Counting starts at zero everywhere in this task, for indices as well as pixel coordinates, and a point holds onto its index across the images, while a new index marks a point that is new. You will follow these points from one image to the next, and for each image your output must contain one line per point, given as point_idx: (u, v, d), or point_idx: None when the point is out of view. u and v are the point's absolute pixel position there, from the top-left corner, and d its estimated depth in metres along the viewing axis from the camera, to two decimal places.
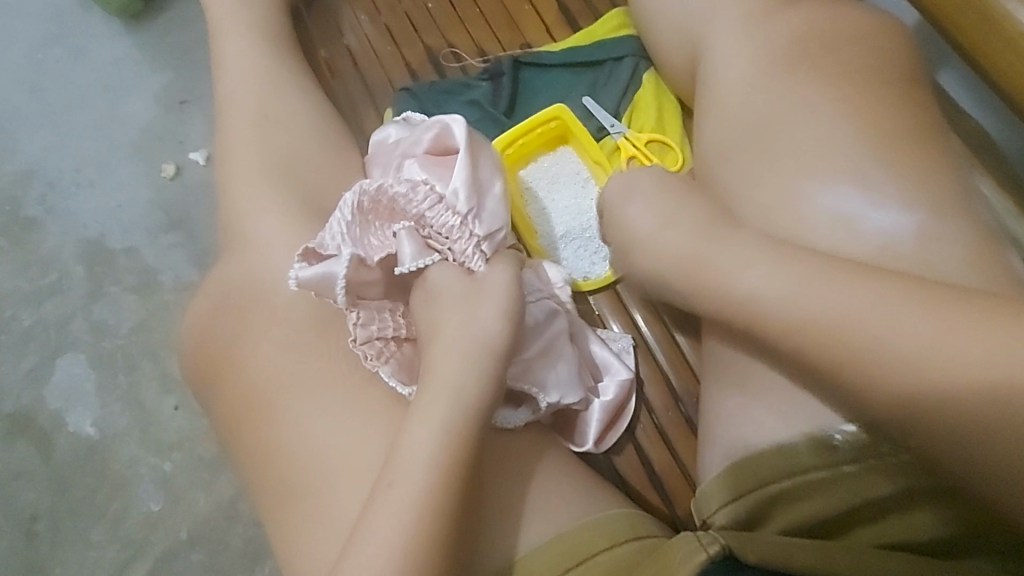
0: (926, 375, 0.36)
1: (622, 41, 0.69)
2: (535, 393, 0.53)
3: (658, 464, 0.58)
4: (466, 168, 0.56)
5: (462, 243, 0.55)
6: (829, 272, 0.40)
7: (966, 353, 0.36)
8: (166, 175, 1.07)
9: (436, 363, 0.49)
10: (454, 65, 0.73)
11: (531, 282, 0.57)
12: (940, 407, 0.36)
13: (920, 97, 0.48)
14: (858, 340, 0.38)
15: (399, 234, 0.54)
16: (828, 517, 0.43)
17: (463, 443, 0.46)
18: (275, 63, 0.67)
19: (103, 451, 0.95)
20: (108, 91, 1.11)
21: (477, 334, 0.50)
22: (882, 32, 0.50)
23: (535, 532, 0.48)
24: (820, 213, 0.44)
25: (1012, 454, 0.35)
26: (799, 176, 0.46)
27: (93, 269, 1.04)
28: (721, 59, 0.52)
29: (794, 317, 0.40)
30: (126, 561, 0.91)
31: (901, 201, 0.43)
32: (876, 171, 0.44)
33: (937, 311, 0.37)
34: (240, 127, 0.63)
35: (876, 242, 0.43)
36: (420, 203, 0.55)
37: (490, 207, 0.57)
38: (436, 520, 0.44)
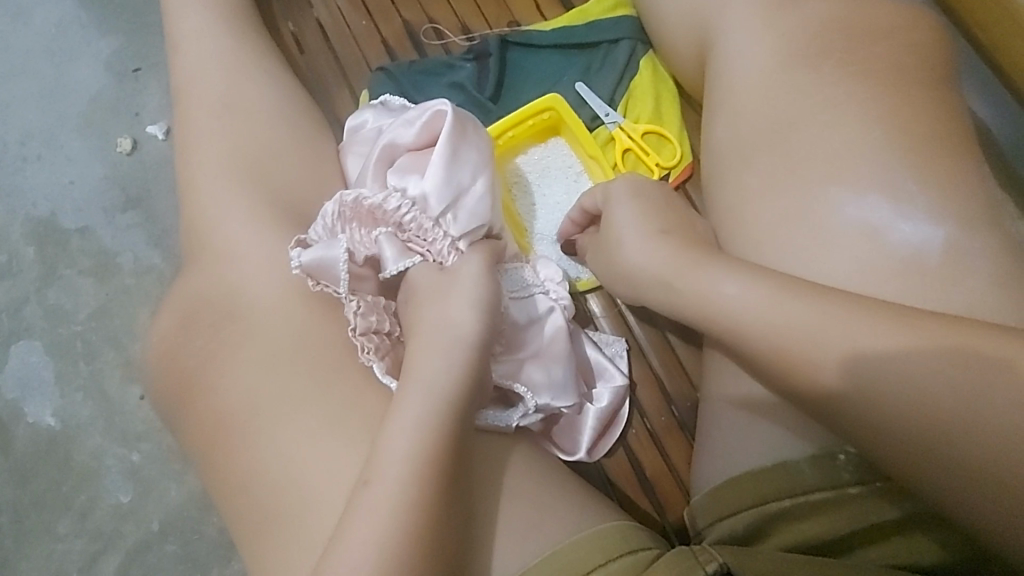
0: (896, 389, 0.37)
1: (618, 22, 0.65)
2: (523, 393, 0.51)
3: (650, 469, 0.56)
4: (440, 166, 0.54)
5: (441, 243, 0.53)
6: (791, 292, 0.40)
7: (926, 366, 0.36)
8: (122, 151, 0.99)
9: (416, 365, 0.46)
10: (435, 42, 0.68)
11: (522, 277, 0.55)
12: (905, 420, 0.36)
13: (942, 97, 0.45)
14: (826, 353, 0.38)
15: (380, 239, 0.52)
16: (828, 536, 0.43)
17: (453, 459, 0.43)
18: (240, 40, 0.62)
19: (66, 443, 0.91)
20: (55, 57, 1.03)
21: (452, 335, 0.46)
22: (898, 21, 0.47)
23: (531, 551, 0.45)
24: (842, 224, 0.43)
25: (984, 465, 0.35)
26: (820, 182, 0.44)
27: (45, 249, 0.97)
28: (729, 53, 0.50)
29: (760, 335, 0.40)
30: (95, 555, 0.88)
31: (930, 211, 0.41)
32: (906, 178, 0.42)
33: (897, 327, 0.37)
34: (205, 111, 0.58)
35: (901, 255, 0.41)
36: (396, 207, 0.53)
37: (469, 205, 0.55)
38: (427, 546, 0.41)
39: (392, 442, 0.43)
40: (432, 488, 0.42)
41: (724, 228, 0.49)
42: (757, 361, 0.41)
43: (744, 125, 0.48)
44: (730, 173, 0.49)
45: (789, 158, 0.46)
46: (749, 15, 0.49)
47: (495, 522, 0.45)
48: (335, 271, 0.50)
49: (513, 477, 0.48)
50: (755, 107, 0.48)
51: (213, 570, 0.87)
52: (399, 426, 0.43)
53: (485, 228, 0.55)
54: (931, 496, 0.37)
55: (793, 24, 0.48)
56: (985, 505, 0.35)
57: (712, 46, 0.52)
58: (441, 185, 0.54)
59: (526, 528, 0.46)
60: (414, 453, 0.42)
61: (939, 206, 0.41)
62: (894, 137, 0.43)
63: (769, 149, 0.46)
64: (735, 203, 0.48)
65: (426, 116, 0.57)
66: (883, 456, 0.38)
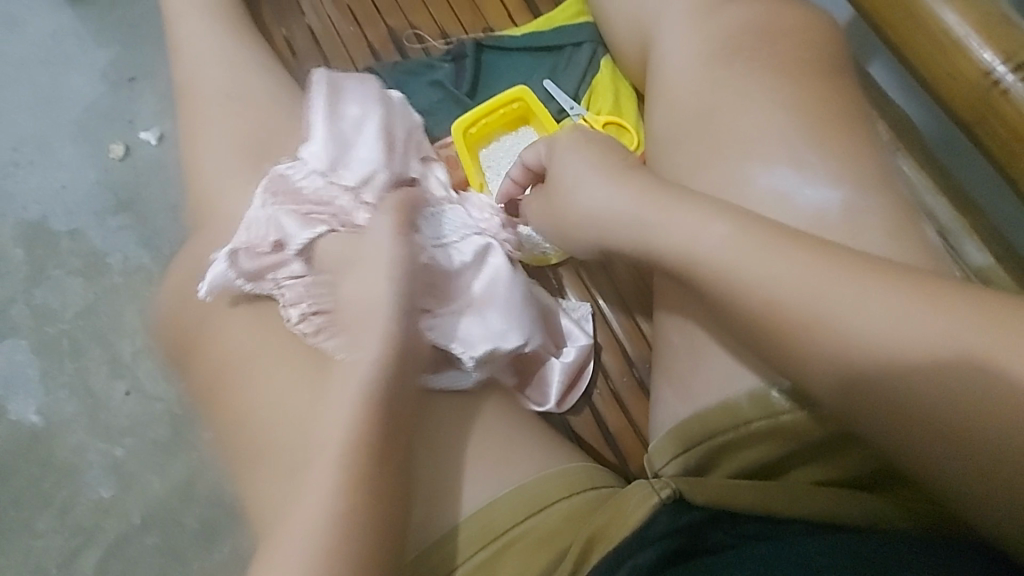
0: (838, 333, 0.41)
1: (581, 27, 0.72)
2: (456, 352, 0.54)
3: (614, 425, 0.62)
4: (326, 131, 0.59)
5: (347, 201, 0.56)
6: (791, 249, 0.44)
7: (925, 339, 0.39)
8: (115, 156, 1.10)
9: (358, 341, 0.48)
10: (416, 46, 0.75)
11: (456, 216, 0.59)
12: (888, 385, 0.40)
13: (847, 86, 0.53)
14: (779, 299, 0.43)
15: (280, 220, 0.55)
16: (767, 462, 0.48)
17: (395, 414, 0.47)
18: (236, 40, 0.68)
19: (47, 439, 1.01)
20: (51, 66, 1.14)
21: (376, 307, 0.49)
22: (809, 23, 0.55)
23: (502, 487, 0.50)
24: (761, 193, 0.49)
25: (907, 402, 0.39)
26: (741, 160, 0.50)
27: (34, 251, 1.08)
28: (668, 50, 0.56)
29: (750, 288, 0.44)
30: (75, 548, 0.96)
31: (829, 177, 0.48)
32: (809, 153, 0.49)
33: (854, 286, 0.41)
34: (204, 103, 0.64)
35: (809, 214, 0.47)
36: (299, 181, 0.57)
37: (360, 160, 0.59)
38: (369, 501, 0.43)
39: (334, 411, 0.46)
40: (368, 448, 0.44)
41: None
42: (750, 322, 0.44)
43: (679, 107, 0.54)
44: (668, 153, 0.55)
45: (720, 134, 0.52)
46: (689, 14, 0.56)
47: (467, 463, 0.50)
48: (256, 267, 0.54)
49: (480, 426, 0.52)
50: (695, 91, 0.54)
51: (192, 561, 0.94)
52: (338, 399, 0.46)
53: (382, 175, 0.59)
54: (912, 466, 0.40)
55: (727, 19, 0.55)
56: (909, 442, 0.39)
57: (654, 44, 0.59)
58: (329, 147, 0.59)
59: (490, 472, 0.50)
60: (353, 417, 0.45)
61: (838, 174, 0.48)
62: (810, 120, 0.50)
63: (704, 128, 0.53)
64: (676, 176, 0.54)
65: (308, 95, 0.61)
66: (869, 419, 0.41)
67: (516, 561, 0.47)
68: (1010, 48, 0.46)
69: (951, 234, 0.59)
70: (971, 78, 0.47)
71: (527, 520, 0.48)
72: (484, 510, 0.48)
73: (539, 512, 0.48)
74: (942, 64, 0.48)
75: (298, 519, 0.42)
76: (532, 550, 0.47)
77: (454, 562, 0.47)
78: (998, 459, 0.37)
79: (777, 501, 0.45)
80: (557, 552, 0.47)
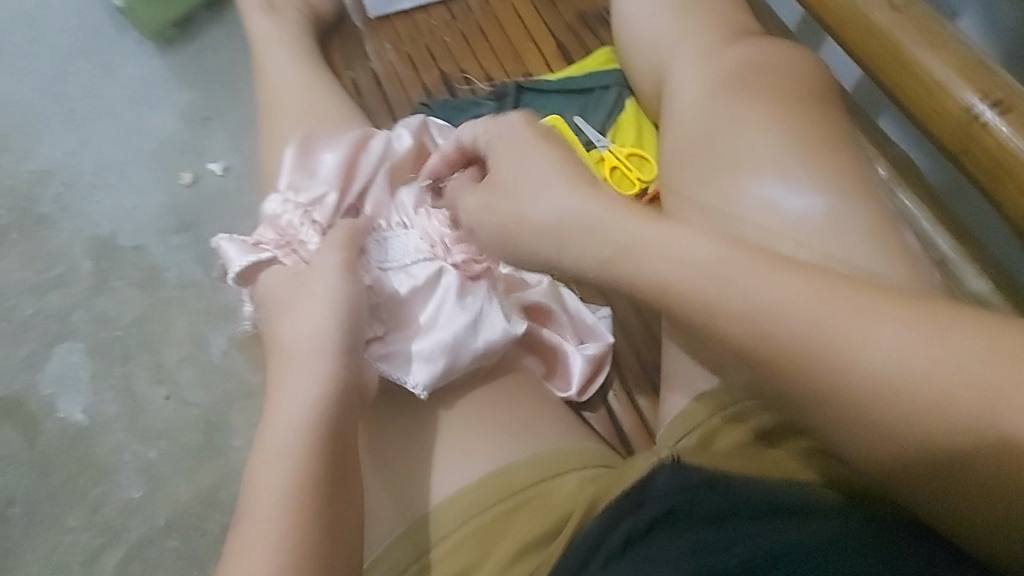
0: (827, 357, 0.40)
1: (609, 73, 0.82)
2: (404, 384, 0.60)
3: (626, 421, 0.68)
4: (290, 170, 0.69)
5: (302, 228, 0.66)
6: (792, 272, 0.43)
7: (936, 357, 0.38)
8: (183, 182, 1.22)
9: (285, 377, 0.55)
10: (465, 87, 0.86)
11: (400, 245, 0.67)
12: (904, 407, 0.39)
13: (840, 116, 0.60)
14: (767, 323, 0.42)
15: (233, 251, 0.66)
16: (763, 434, 0.52)
17: (332, 451, 0.51)
18: (310, 69, 0.79)
19: (89, 437, 1.06)
20: (135, 105, 1.29)
21: (307, 342, 0.56)
22: (810, 63, 0.63)
23: (520, 453, 0.57)
24: (754, 202, 0.55)
25: (892, 426, 0.39)
26: (739, 174, 0.57)
27: (100, 263, 1.18)
28: (681, 81, 0.65)
29: (759, 318, 0.42)
30: (100, 546, 0.99)
31: (812, 187, 0.54)
32: (795, 166, 0.55)
33: (841, 306, 0.41)
34: (279, 120, 0.74)
35: (794, 220, 0.54)
36: (266, 215, 0.68)
37: (317, 185, 0.69)
38: (309, 502, 0.48)
39: (268, 466, 0.50)
40: (306, 490, 0.49)
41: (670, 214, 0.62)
42: (750, 353, 0.43)
43: (687, 131, 0.61)
44: (674, 173, 0.62)
45: (721, 152, 0.58)
46: (699, 53, 0.65)
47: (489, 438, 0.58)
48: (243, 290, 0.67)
49: (504, 405, 0.61)
50: (703, 113, 0.61)
51: (210, 564, 0.98)
52: (272, 452, 0.50)
53: (332, 196, 0.68)
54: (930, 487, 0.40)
55: (734, 55, 0.63)
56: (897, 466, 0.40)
57: (668, 80, 0.68)
58: (292, 181, 0.69)
59: (508, 441, 0.58)
60: (302, 442, 0.51)
61: (822, 184, 0.54)
62: (803, 138, 0.56)
63: (707, 145, 0.59)
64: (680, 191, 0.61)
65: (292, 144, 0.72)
66: (882, 447, 0.40)
67: (525, 519, 0.54)
68: (986, 88, 0.52)
69: (953, 264, 0.64)
70: (952, 115, 0.53)
71: (542, 482, 0.55)
72: (502, 471, 0.56)
73: (552, 478, 0.56)
74: (925, 99, 0.55)
75: (246, 550, 0.46)
76: (544, 508, 0.54)
77: (474, 510, 0.54)
78: (978, 479, 0.38)
79: (774, 469, 0.50)
80: (561, 515, 0.54)
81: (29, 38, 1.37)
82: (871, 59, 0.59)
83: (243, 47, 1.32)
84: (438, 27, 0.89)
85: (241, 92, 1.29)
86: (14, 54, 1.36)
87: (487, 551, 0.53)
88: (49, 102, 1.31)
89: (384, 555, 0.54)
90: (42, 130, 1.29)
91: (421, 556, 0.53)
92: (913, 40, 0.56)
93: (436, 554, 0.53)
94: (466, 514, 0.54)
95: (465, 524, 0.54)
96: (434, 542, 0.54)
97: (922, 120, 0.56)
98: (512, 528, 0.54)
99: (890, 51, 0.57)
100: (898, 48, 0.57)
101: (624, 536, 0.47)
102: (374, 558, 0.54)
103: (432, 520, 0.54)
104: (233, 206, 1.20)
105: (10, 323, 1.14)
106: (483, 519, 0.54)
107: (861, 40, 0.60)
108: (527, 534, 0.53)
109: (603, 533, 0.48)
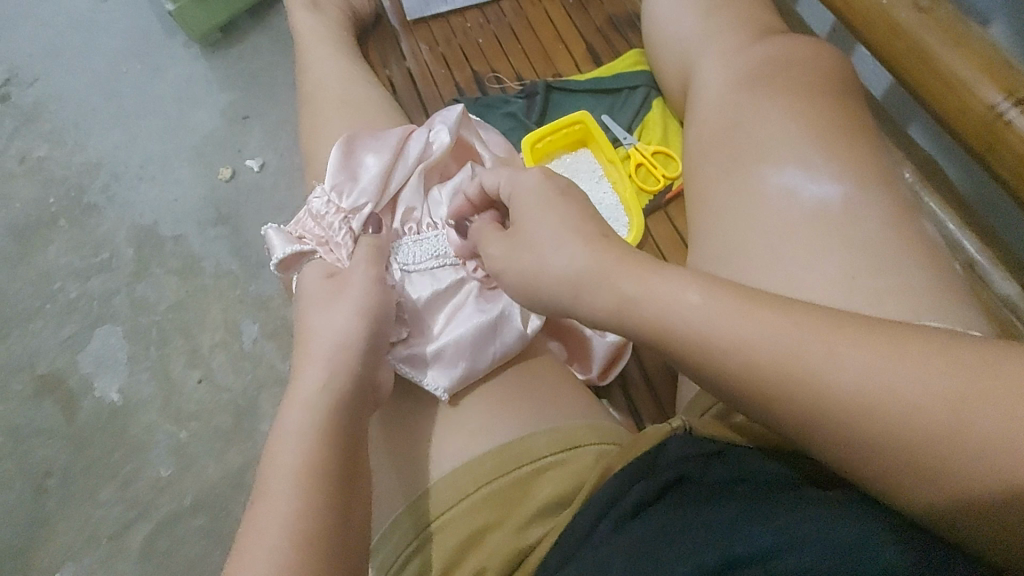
0: (821, 387, 0.37)
1: (637, 74, 0.85)
2: (428, 386, 0.61)
3: (640, 401, 0.72)
4: (335, 170, 0.69)
5: (340, 234, 0.67)
6: (757, 300, 0.41)
7: (912, 376, 0.36)
8: (223, 176, 1.27)
9: (302, 369, 0.56)
10: (496, 86, 0.89)
11: (427, 249, 0.69)
12: (889, 430, 0.36)
13: (864, 114, 0.61)
14: (754, 357, 0.39)
15: (275, 240, 0.67)
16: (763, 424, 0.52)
17: (344, 432, 0.53)
18: (349, 65, 0.83)
19: (124, 415, 1.10)
20: (180, 102, 1.36)
21: (327, 337, 0.58)
22: (835, 63, 0.64)
23: (542, 425, 0.59)
24: (774, 191, 0.56)
25: (905, 454, 0.35)
26: (759, 165, 0.58)
27: (141, 251, 1.23)
28: (706, 78, 0.67)
29: (727, 351, 0.40)
30: (130, 521, 1.03)
31: (832, 175, 0.55)
32: (814, 155, 0.56)
33: (825, 331, 0.39)
34: (318, 111, 0.78)
35: (812, 206, 0.54)
36: (309, 212, 0.69)
37: (360, 188, 0.69)
38: (322, 474, 0.49)
39: (285, 447, 0.51)
40: (322, 472, 0.50)
41: (692, 205, 0.64)
42: (741, 387, 0.40)
43: (711, 125, 0.64)
44: (696, 163, 0.65)
45: (742, 145, 0.60)
46: (723, 52, 0.67)
47: (509, 414, 0.60)
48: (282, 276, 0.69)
49: (526, 383, 0.63)
50: (725, 109, 0.63)
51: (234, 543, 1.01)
52: (287, 437, 0.51)
53: (371, 204, 0.69)
54: (919, 509, 0.36)
55: (759, 53, 0.65)
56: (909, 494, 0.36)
57: (695, 78, 0.70)
58: (336, 180, 0.69)
59: (527, 416, 0.60)
60: (317, 424, 0.52)
61: (840, 172, 0.55)
62: (823, 130, 0.58)
63: (729, 138, 0.62)
64: (703, 184, 0.63)
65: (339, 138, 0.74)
66: (887, 474, 0.36)
67: (543, 487, 0.56)
68: (1011, 86, 0.53)
69: (977, 266, 0.65)
70: (976, 112, 0.54)
71: (560, 454, 0.57)
72: (522, 441, 0.57)
73: (570, 450, 0.57)
74: (951, 99, 0.56)
75: (262, 526, 0.46)
76: (562, 477, 0.56)
77: (493, 475, 0.56)
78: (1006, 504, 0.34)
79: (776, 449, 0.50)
80: (576, 483, 0.56)
81: (86, 38, 1.45)
82: (896, 61, 0.60)
83: (283, 50, 1.38)
84: (472, 29, 0.92)
85: (280, 92, 1.34)
86: (71, 53, 1.43)
87: (504, 515, 0.54)
88: (101, 98, 1.38)
89: (402, 513, 0.56)
90: (94, 125, 1.35)
91: (420, 531, 0.55)
92: (938, 40, 0.57)
93: (449, 517, 0.55)
94: (483, 479, 0.56)
95: (484, 487, 0.55)
96: (452, 503, 0.55)
97: (950, 120, 0.57)
98: (532, 491, 0.56)
99: (916, 53, 0.59)
100: (921, 49, 0.58)
101: (637, 499, 0.49)
102: (382, 532, 0.56)
103: (451, 483, 0.56)
104: (268, 201, 1.25)
105: (56, 305, 1.20)
106: (502, 484, 0.55)
107: (886, 41, 0.61)
108: (543, 498, 0.55)
109: (616, 494, 0.50)
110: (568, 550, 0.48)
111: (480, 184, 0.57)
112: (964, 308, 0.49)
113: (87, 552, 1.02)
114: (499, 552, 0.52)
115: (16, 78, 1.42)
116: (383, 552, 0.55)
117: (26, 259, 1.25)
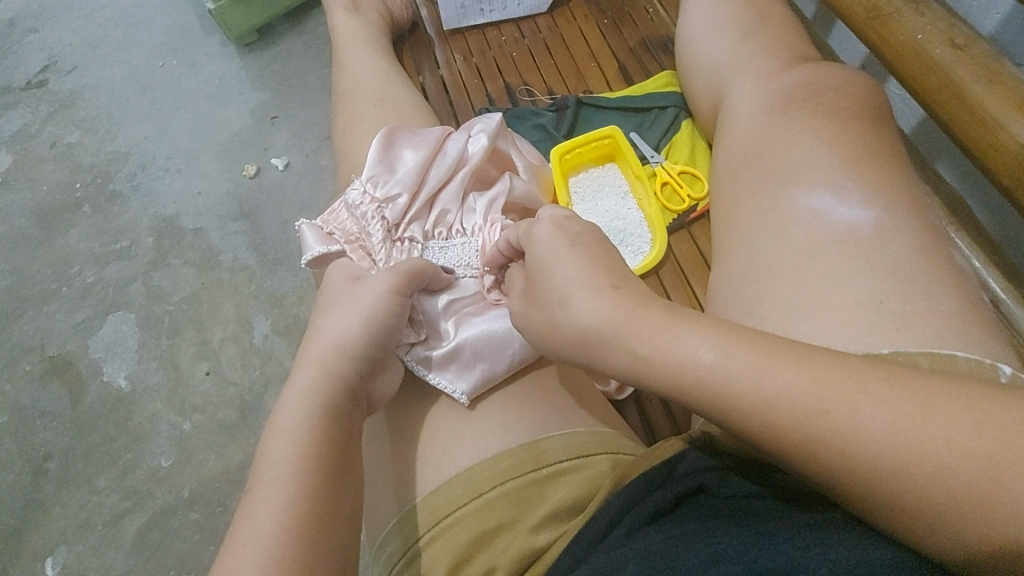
0: (850, 445, 0.36)
1: (668, 95, 0.86)
2: (446, 390, 0.61)
3: (653, 418, 0.72)
4: (373, 163, 0.70)
5: (373, 224, 0.68)
6: (777, 357, 0.40)
7: (942, 434, 0.35)
8: (247, 173, 1.29)
9: (298, 370, 0.55)
10: (527, 99, 0.90)
11: (454, 255, 0.70)
12: (924, 486, 0.35)
13: (899, 143, 0.61)
14: (780, 412, 0.39)
15: (310, 234, 0.68)
16: None
17: (338, 436, 0.53)
18: (385, 67, 0.84)
19: (128, 403, 1.10)
20: (212, 99, 1.38)
21: (333, 337, 0.57)
22: (871, 91, 0.64)
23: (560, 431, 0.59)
24: (802, 212, 0.57)
25: (941, 510, 0.34)
26: (787, 189, 0.59)
27: (161, 241, 1.25)
28: (737, 100, 0.69)
29: (750, 409, 0.39)
30: (125, 510, 1.02)
31: (861, 202, 0.55)
32: (844, 181, 0.57)
33: (854, 383, 0.38)
34: (352, 111, 0.79)
35: (842, 229, 0.54)
36: (344, 203, 0.70)
37: (396, 180, 0.70)
38: (311, 471, 0.49)
39: (278, 438, 0.51)
40: (311, 464, 0.49)
41: (718, 229, 0.64)
42: (767, 442, 0.39)
43: (740, 146, 0.65)
44: (724, 182, 0.65)
45: (771, 167, 0.61)
46: (752, 76, 0.68)
47: (523, 419, 0.60)
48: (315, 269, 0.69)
49: (541, 388, 0.63)
50: (753, 131, 0.64)
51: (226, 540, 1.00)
52: (280, 429, 0.51)
53: (406, 195, 0.70)
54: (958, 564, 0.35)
55: (793, 77, 0.66)
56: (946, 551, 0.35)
57: (727, 100, 0.71)
58: (374, 173, 0.70)
59: (541, 421, 0.60)
60: (310, 427, 0.51)
61: (870, 200, 0.55)
62: (853, 156, 0.58)
63: (757, 160, 0.62)
64: (727, 212, 0.63)
65: (378, 130, 0.76)
66: (924, 532, 0.35)
67: (558, 490, 0.55)
68: None
69: (1001, 303, 0.64)
70: (1009, 150, 0.55)
71: (577, 459, 0.57)
72: (539, 442, 0.57)
73: (584, 457, 0.57)
74: (985, 135, 0.56)
75: (251, 513, 0.47)
76: (578, 483, 0.55)
77: (509, 474, 0.55)
78: None
79: None
80: (589, 490, 0.54)
81: (126, 33, 1.48)
82: (929, 95, 0.61)
83: (317, 55, 1.40)
84: (507, 43, 0.94)
85: (309, 96, 1.36)
86: (110, 45, 1.47)
87: (518, 514, 0.54)
88: (135, 89, 1.41)
89: (414, 510, 0.55)
90: (126, 115, 1.38)
91: (420, 538, 0.54)
92: (972, 78, 0.58)
93: (460, 515, 0.54)
94: (494, 480, 0.55)
95: (497, 486, 0.55)
96: (464, 501, 0.54)
97: (979, 155, 0.57)
98: (548, 494, 0.55)
99: (951, 88, 0.59)
100: (957, 84, 0.58)
101: (654, 506, 0.49)
102: (383, 537, 0.56)
103: (465, 481, 0.55)
104: (289, 201, 1.26)
105: (72, 289, 1.21)
106: (515, 484, 0.55)
107: (919, 76, 0.61)
108: (557, 501, 0.53)
109: (631, 501, 0.49)
110: (580, 553, 0.48)
111: (507, 240, 0.59)
112: (996, 340, 0.49)
113: (79, 538, 1.01)
114: (510, 551, 0.51)
115: (54, 67, 1.45)
116: (386, 553, 0.55)
117: (47, 242, 1.26)
